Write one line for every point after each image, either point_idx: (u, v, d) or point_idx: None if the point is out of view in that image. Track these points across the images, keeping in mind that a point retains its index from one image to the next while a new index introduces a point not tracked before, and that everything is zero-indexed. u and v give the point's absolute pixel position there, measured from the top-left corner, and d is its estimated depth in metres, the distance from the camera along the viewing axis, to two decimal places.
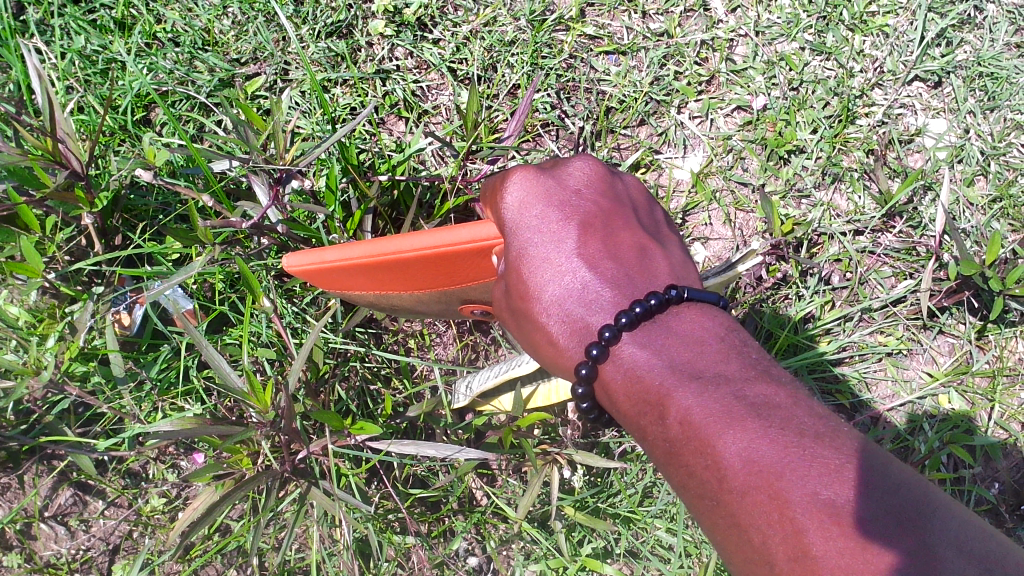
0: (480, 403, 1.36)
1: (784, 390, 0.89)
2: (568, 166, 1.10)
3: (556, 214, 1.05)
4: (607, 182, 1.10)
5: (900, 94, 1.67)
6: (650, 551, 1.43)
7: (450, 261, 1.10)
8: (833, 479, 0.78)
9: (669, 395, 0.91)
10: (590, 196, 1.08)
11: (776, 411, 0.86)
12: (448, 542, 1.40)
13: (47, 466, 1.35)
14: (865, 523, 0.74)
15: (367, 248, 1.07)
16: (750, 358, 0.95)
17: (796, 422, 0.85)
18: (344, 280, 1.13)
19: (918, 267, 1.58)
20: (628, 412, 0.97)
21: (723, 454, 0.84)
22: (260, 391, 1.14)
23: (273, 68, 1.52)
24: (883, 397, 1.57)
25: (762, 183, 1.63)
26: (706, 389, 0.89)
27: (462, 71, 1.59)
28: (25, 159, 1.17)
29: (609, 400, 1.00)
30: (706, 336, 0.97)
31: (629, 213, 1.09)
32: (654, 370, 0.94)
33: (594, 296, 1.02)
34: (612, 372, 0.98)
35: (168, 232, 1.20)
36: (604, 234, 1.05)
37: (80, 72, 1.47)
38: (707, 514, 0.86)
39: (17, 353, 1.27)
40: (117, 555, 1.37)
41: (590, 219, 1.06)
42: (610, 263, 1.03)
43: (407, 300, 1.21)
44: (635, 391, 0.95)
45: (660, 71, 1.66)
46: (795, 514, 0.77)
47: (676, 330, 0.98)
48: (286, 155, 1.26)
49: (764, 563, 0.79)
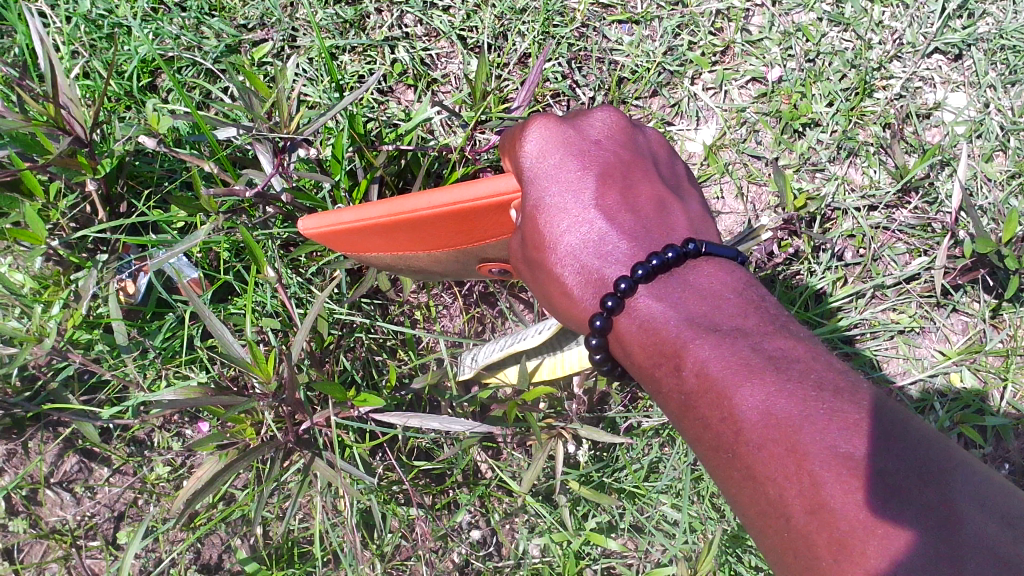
0: (485, 375, 1.35)
1: (803, 344, 0.88)
2: (589, 116, 1.07)
3: (574, 164, 1.03)
4: (628, 134, 1.08)
5: (919, 67, 1.64)
6: (655, 527, 1.41)
7: (468, 217, 1.07)
8: (852, 432, 0.77)
9: (686, 347, 0.90)
10: (611, 146, 1.06)
11: (795, 365, 0.85)
12: (452, 514, 1.40)
13: (52, 433, 1.35)
14: (885, 477, 0.73)
15: (383, 209, 1.04)
16: (769, 313, 0.93)
17: (815, 375, 0.83)
18: (359, 241, 1.11)
19: (932, 245, 1.56)
20: (643, 364, 0.96)
21: (739, 406, 0.83)
22: (263, 362, 1.14)
23: (280, 34, 1.50)
24: (895, 373, 1.55)
25: (776, 156, 1.61)
26: (724, 342, 0.88)
27: (472, 39, 1.56)
28: (28, 125, 1.16)
29: (624, 353, 0.99)
30: (724, 289, 0.95)
31: (649, 165, 1.07)
32: (670, 323, 0.93)
33: (611, 247, 1.01)
34: (626, 324, 0.97)
35: (171, 200, 1.19)
36: (622, 185, 1.03)
37: (85, 36, 1.45)
38: (720, 466, 0.85)
39: (20, 320, 1.27)
40: (122, 522, 1.38)
41: (609, 170, 1.04)
42: (627, 215, 1.02)
43: (423, 261, 1.19)
44: (650, 342, 0.94)
45: (673, 41, 1.63)
46: (812, 467, 0.76)
47: (694, 284, 0.96)
48: (290, 124, 1.25)
49: (779, 515, 0.78)
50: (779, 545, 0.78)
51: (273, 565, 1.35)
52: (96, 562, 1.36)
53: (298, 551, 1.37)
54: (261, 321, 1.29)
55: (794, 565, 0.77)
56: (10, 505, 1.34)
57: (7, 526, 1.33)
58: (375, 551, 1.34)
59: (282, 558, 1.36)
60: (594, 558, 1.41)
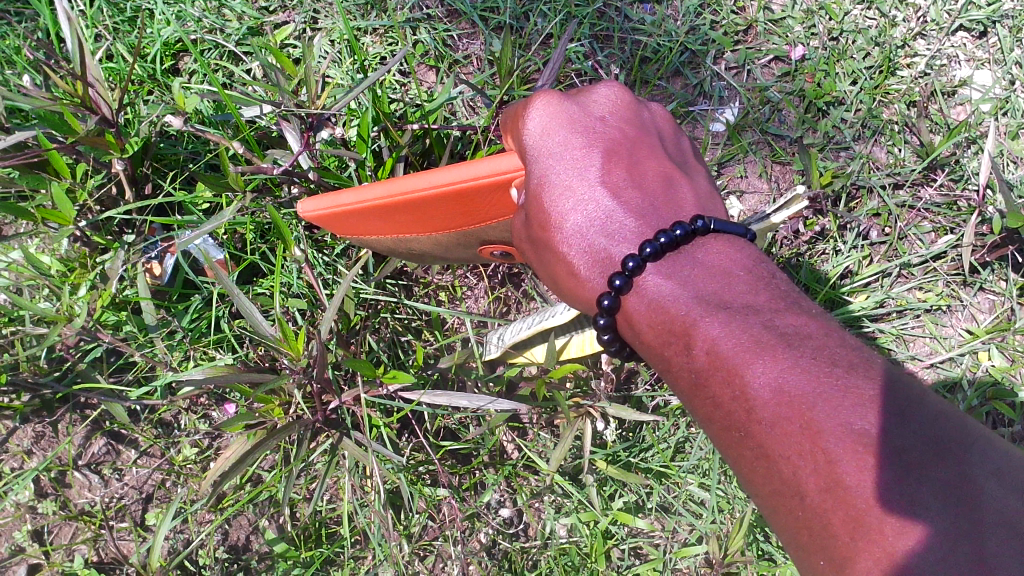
0: (512, 354, 1.34)
1: (815, 321, 0.87)
2: (592, 93, 1.06)
3: (579, 140, 1.02)
4: (633, 110, 1.07)
5: (944, 45, 1.62)
6: (683, 506, 1.41)
7: (468, 198, 1.06)
8: (866, 409, 0.75)
9: (695, 325, 0.89)
10: (616, 123, 1.04)
11: (807, 341, 0.83)
12: (480, 495, 1.39)
13: (79, 415, 1.35)
14: (901, 454, 0.72)
15: (382, 190, 1.05)
16: (779, 289, 0.92)
17: (826, 351, 0.82)
18: (360, 223, 1.12)
19: (959, 223, 1.55)
20: (652, 343, 0.95)
21: (750, 383, 0.82)
22: (292, 338, 1.14)
23: (302, 16, 1.50)
24: (920, 355, 1.54)
25: (800, 135, 1.58)
26: (735, 319, 0.87)
27: (495, 20, 1.56)
28: (56, 103, 1.15)
29: (633, 332, 0.98)
30: (733, 266, 0.94)
31: (655, 141, 1.05)
32: (679, 301, 0.92)
33: (617, 226, 0.99)
34: (635, 303, 0.96)
35: (199, 178, 1.18)
36: (628, 162, 1.02)
37: (108, 20, 1.45)
38: (733, 446, 0.84)
39: (49, 302, 1.29)
40: (150, 503, 1.37)
41: (614, 146, 1.03)
42: (634, 193, 1.00)
43: (426, 243, 1.19)
44: (659, 321, 0.93)
45: (695, 20, 1.62)
46: (826, 444, 0.75)
47: (703, 261, 0.95)
48: (318, 102, 1.25)
49: (793, 494, 0.77)
50: (793, 523, 0.77)
51: (301, 546, 1.35)
52: (126, 544, 1.36)
53: (326, 532, 1.37)
54: (288, 302, 1.30)
55: (808, 545, 0.76)
56: (39, 487, 1.35)
57: (37, 508, 1.35)
58: (402, 531, 1.34)
59: (310, 538, 1.35)
60: (621, 538, 1.40)
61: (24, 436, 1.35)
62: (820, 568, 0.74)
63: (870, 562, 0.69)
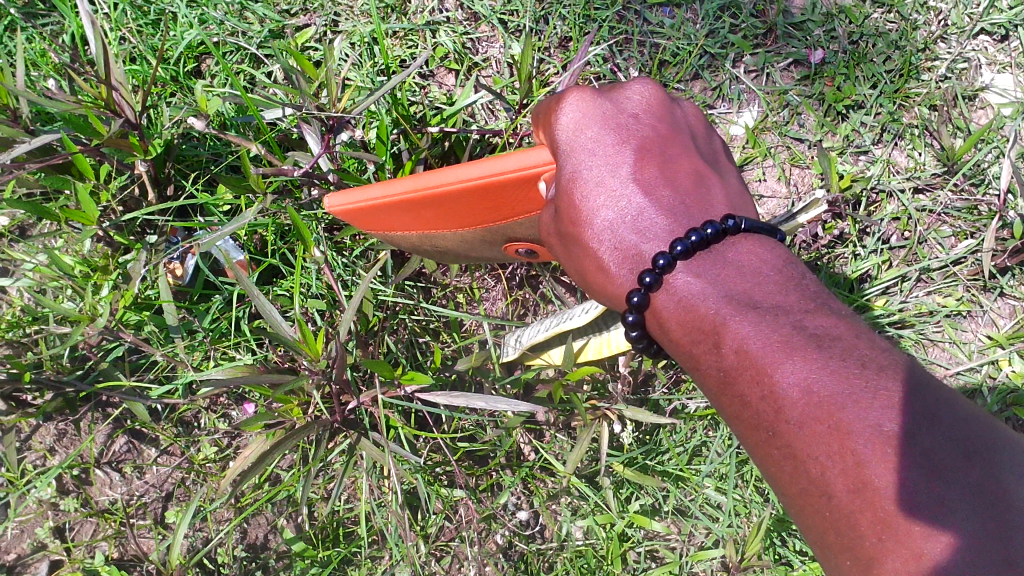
0: (529, 357, 1.33)
1: (845, 322, 0.86)
2: (626, 89, 1.06)
3: (612, 137, 1.02)
4: (666, 108, 1.06)
5: (965, 48, 1.61)
6: (700, 510, 1.41)
7: (495, 192, 1.06)
8: (897, 410, 0.75)
9: (725, 325, 0.89)
10: (648, 120, 1.04)
11: (838, 342, 0.83)
12: (497, 496, 1.40)
13: (101, 414, 1.37)
14: (931, 457, 0.72)
15: (409, 184, 1.05)
16: (810, 290, 0.92)
17: (858, 351, 0.82)
18: (386, 219, 1.13)
19: (979, 227, 1.54)
20: (681, 341, 0.95)
21: (780, 383, 0.82)
22: (311, 341, 1.16)
23: (322, 19, 1.51)
24: (940, 359, 1.53)
25: (819, 139, 1.59)
26: (765, 320, 0.87)
27: (514, 23, 1.56)
28: (81, 107, 1.17)
29: (661, 330, 0.98)
30: (763, 266, 0.94)
31: (687, 139, 1.05)
32: (708, 300, 0.92)
33: (648, 223, 0.99)
34: (665, 300, 0.96)
35: (221, 180, 1.19)
36: (661, 160, 1.02)
37: (132, 23, 1.46)
38: (760, 444, 0.84)
39: (73, 302, 1.31)
40: (170, 502, 1.39)
41: (646, 143, 1.02)
42: (666, 190, 1.00)
43: (451, 241, 1.20)
44: (688, 320, 0.93)
45: (715, 23, 1.61)
46: (856, 446, 0.75)
47: (733, 261, 0.95)
48: (339, 105, 1.25)
49: (821, 494, 0.77)
50: (821, 524, 0.78)
51: (319, 545, 1.36)
52: (146, 541, 1.38)
53: (344, 531, 1.38)
54: (307, 303, 1.31)
55: (836, 545, 0.76)
56: (61, 484, 1.36)
57: (59, 505, 1.36)
58: (419, 531, 1.35)
59: (328, 538, 1.37)
60: (637, 541, 1.41)
61: (47, 434, 1.37)
62: (847, 569, 0.75)
63: (899, 563, 0.70)
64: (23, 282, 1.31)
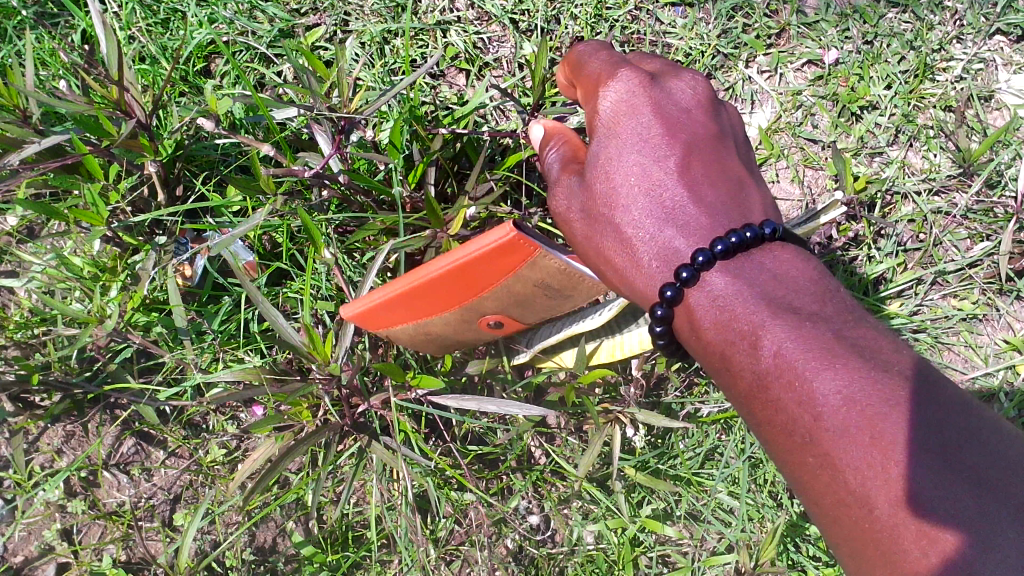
0: (540, 359, 1.30)
1: (877, 333, 0.88)
2: (674, 82, 1.05)
3: (659, 130, 1.02)
4: (712, 108, 1.06)
5: (981, 49, 1.58)
6: (712, 514, 1.40)
7: (476, 271, 1.08)
8: (936, 424, 0.77)
9: (763, 328, 0.89)
10: (699, 119, 1.04)
11: (875, 352, 0.84)
12: (507, 500, 1.39)
13: (110, 415, 1.36)
14: (975, 472, 0.75)
15: (402, 283, 1.09)
16: (843, 302, 0.93)
17: (882, 357, 0.84)
18: (396, 322, 1.17)
19: (996, 229, 1.52)
20: (712, 343, 0.95)
21: (819, 390, 0.83)
22: (320, 346, 1.16)
23: (333, 19, 1.50)
24: (954, 363, 1.51)
25: (833, 140, 1.58)
26: (803, 325, 0.88)
27: (525, 23, 1.55)
28: (92, 107, 1.16)
29: (690, 329, 0.98)
30: (799, 275, 0.95)
31: (729, 144, 1.05)
32: (746, 303, 0.92)
33: (687, 219, 0.99)
34: (699, 299, 0.96)
35: (232, 181, 1.18)
36: (705, 160, 1.02)
37: (141, 21, 1.45)
38: (791, 449, 0.85)
39: (81, 303, 1.30)
40: (178, 504, 1.38)
41: (692, 142, 1.02)
42: (707, 190, 1.00)
43: (461, 337, 1.22)
44: (724, 322, 0.93)
45: (728, 23, 1.60)
46: (898, 455, 0.77)
47: (770, 267, 0.95)
48: (351, 104, 1.23)
49: (860, 503, 0.78)
50: (856, 532, 0.79)
51: (328, 549, 1.35)
52: (154, 544, 1.37)
53: (353, 535, 1.37)
54: (316, 304, 1.30)
55: (872, 552, 0.78)
56: (69, 486, 1.35)
57: (66, 508, 1.35)
58: (429, 535, 1.34)
59: (336, 541, 1.36)
60: (649, 546, 1.39)
61: (55, 435, 1.36)
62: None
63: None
64: (31, 283, 1.31)
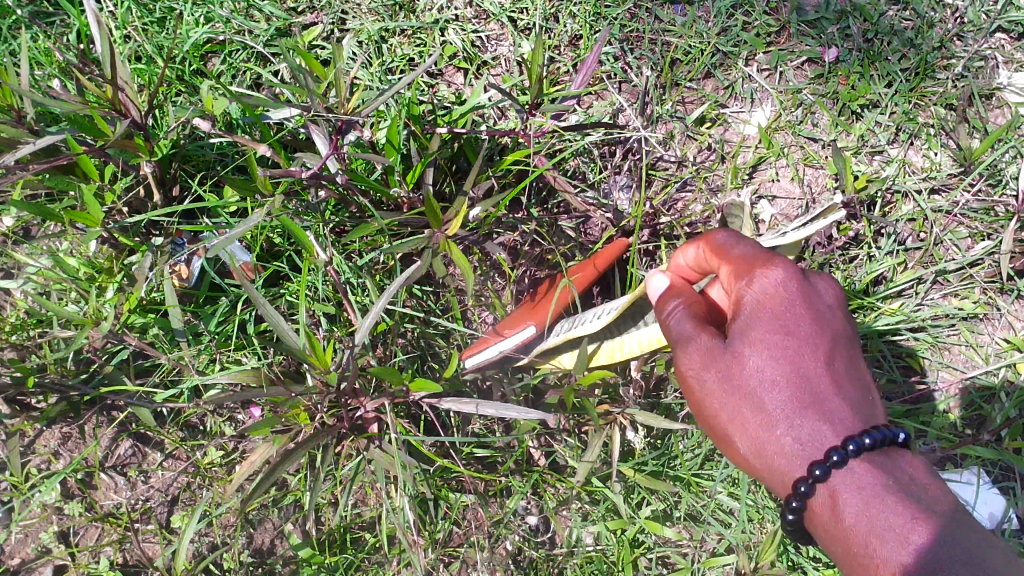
0: (540, 362, 1.31)
1: (991, 545, 0.87)
2: (816, 281, 1.00)
3: (806, 334, 0.96)
4: (846, 309, 1.00)
5: (982, 47, 1.57)
6: (712, 515, 1.39)
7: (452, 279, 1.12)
8: None
9: (879, 539, 0.88)
10: (842, 316, 0.99)
11: (985, 560, 0.85)
12: (506, 500, 1.38)
13: (106, 417, 1.35)
14: None
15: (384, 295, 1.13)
16: (954, 500, 0.92)
17: (968, 540, 0.86)
18: None
19: (997, 229, 1.51)
20: (825, 528, 0.94)
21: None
22: (319, 350, 1.14)
23: (330, 17, 1.50)
24: (954, 363, 1.51)
25: (833, 138, 1.57)
26: (928, 531, 0.86)
27: (524, 21, 1.54)
28: (87, 107, 1.15)
29: (820, 520, 0.94)
30: (918, 480, 0.93)
31: (856, 342, 0.99)
32: (873, 511, 0.89)
33: (816, 445, 0.92)
34: (823, 498, 0.93)
35: (227, 181, 1.17)
36: (845, 357, 0.97)
37: (137, 20, 1.44)
38: None
39: (77, 304, 1.29)
40: (175, 506, 1.37)
41: (838, 342, 0.97)
42: (834, 394, 0.94)
43: None
44: (840, 523, 0.91)
45: (727, 21, 1.58)
46: None
47: (899, 472, 0.92)
48: (348, 104, 1.21)
49: None
50: None
51: (326, 551, 1.34)
52: (151, 546, 1.36)
53: (352, 537, 1.37)
54: (314, 307, 1.30)
55: None
56: (66, 488, 1.35)
57: (63, 510, 1.34)
58: (427, 537, 1.34)
59: (335, 544, 1.35)
60: (649, 547, 1.39)
61: (52, 437, 1.35)
62: None
63: None
64: (27, 284, 1.30)
